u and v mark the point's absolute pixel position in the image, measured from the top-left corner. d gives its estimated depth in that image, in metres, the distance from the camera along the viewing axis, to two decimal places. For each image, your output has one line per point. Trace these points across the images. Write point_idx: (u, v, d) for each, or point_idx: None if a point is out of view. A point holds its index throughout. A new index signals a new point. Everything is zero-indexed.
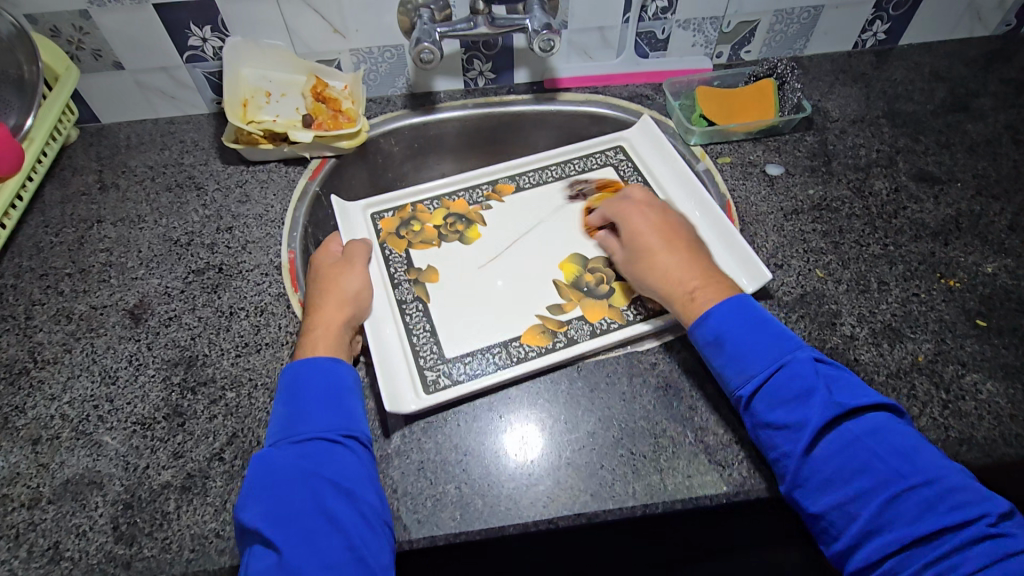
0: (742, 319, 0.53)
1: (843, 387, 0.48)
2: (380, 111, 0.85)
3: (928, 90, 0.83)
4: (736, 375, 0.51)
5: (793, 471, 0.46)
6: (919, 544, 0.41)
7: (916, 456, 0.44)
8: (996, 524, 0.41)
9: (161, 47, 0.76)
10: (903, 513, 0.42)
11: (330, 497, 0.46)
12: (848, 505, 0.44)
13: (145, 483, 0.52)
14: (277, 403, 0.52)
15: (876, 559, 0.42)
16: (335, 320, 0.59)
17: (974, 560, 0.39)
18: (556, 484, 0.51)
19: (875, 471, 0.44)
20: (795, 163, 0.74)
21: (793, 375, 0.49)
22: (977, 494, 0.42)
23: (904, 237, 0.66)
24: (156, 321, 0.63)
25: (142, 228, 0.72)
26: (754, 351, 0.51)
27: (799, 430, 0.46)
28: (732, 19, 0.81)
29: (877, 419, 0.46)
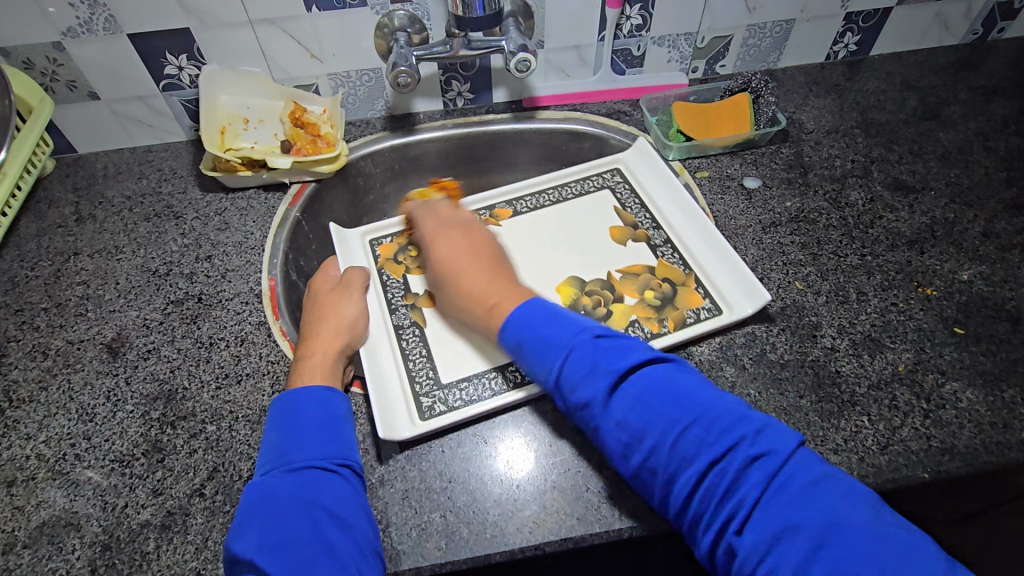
0: (539, 319, 0.51)
1: (612, 353, 0.48)
2: (360, 133, 0.85)
3: (899, 100, 0.84)
4: (543, 367, 0.49)
5: (602, 432, 0.46)
6: (710, 479, 0.41)
7: (693, 395, 0.44)
8: (755, 445, 0.41)
9: (137, 77, 0.76)
10: (687, 453, 0.42)
11: (327, 525, 0.45)
12: (648, 459, 0.43)
13: (123, 523, 0.51)
14: (269, 432, 0.51)
15: (683, 502, 0.41)
16: (332, 347, 0.58)
17: (749, 488, 0.39)
18: (542, 508, 0.50)
19: (656, 420, 0.43)
20: (772, 175, 0.75)
21: (581, 356, 0.48)
22: (735, 417, 0.43)
23: (880, 247, 0.66)
24: (134, 355, 0.62)
25: (120, 260, 0.71)
26: (545, 344, 0.50)
27: (592, 404, 0.46)
28: (706, 35, 0.83)
29: (658, 373, 0.46)
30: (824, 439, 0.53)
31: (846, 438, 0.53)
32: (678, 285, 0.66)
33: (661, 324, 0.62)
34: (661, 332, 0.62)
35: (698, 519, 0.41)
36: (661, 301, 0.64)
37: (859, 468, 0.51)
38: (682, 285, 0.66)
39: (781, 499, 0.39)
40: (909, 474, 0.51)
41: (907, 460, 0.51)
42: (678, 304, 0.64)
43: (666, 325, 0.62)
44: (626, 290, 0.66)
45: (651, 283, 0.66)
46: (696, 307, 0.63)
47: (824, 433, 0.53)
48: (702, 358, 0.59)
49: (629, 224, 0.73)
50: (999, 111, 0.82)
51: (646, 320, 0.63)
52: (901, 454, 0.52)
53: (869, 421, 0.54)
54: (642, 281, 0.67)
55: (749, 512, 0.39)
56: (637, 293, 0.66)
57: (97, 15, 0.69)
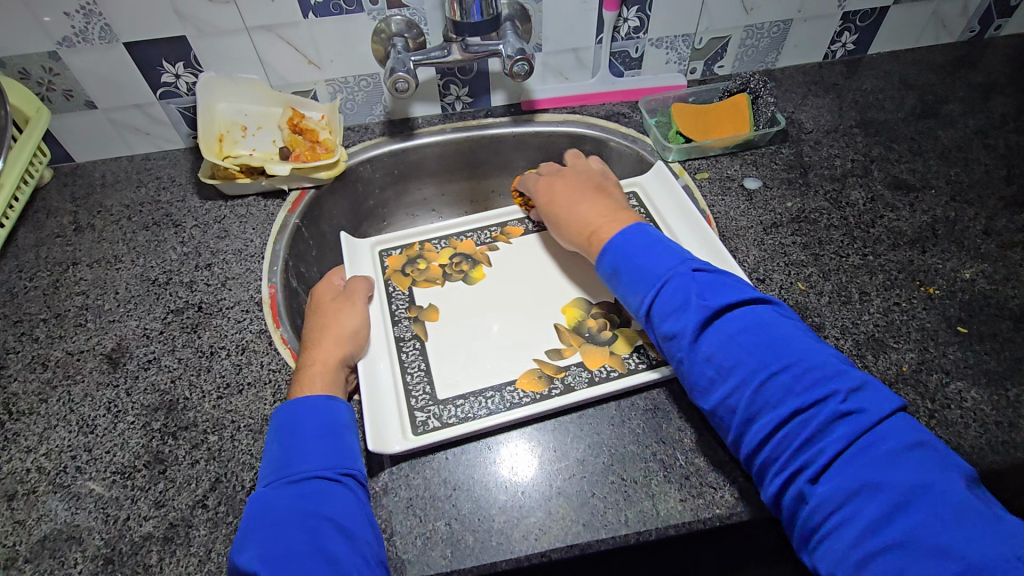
0: (640, 246, 0.56)
1: (714, 289, 0.51)
2: (359, 139, 0.85)
3: (898, 98, 0.84)
4: (636, 296, 0.54)
5: (687, 365, 0.49)
6: (790, 427, 0.43)
7: (792, 344, 0.46)
8: (848, 400, 0.42)
9: (134, 85, 0.76)
10: (771, 398, 0.44)
11: (328, 537, 0.44)
12: (732, 396, 0.46)
13: (126, 535, 0.50)
14: (271, 443, 0.51)
15: (758, 446, 0.44)
16: (332, 357, 0.58)
17: (837, 438, 0.41)
18: (548, 515, 0.50)
19: (746, 363, 0.46)
20: (772, 176, 0.74)
21: (678, 287, 0.51)
22: (832, 370, 0.44)
23: (882, 246, 0.66)
24: (135, 365, 0.61)
25: (119, 269, 0.71)
26: (640, 274, 0.54)
27: (683, 335, 0.49)
28: (703, 36, 0.83)
29: (758, 316, 0.48)
30: None
31: None
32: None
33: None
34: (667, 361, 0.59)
35: (770, 463, 0.44)
36: None
37: None
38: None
39: (861, 455, 0.40)
40: None
41: None
42: None
43: None
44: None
45: None
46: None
47: None
48: None
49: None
50: (998, 109, 0.82)
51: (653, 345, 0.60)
52: None
53: None
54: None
55: (824, 465, 0.41)
56: None
57: (93, 24, 0.69)
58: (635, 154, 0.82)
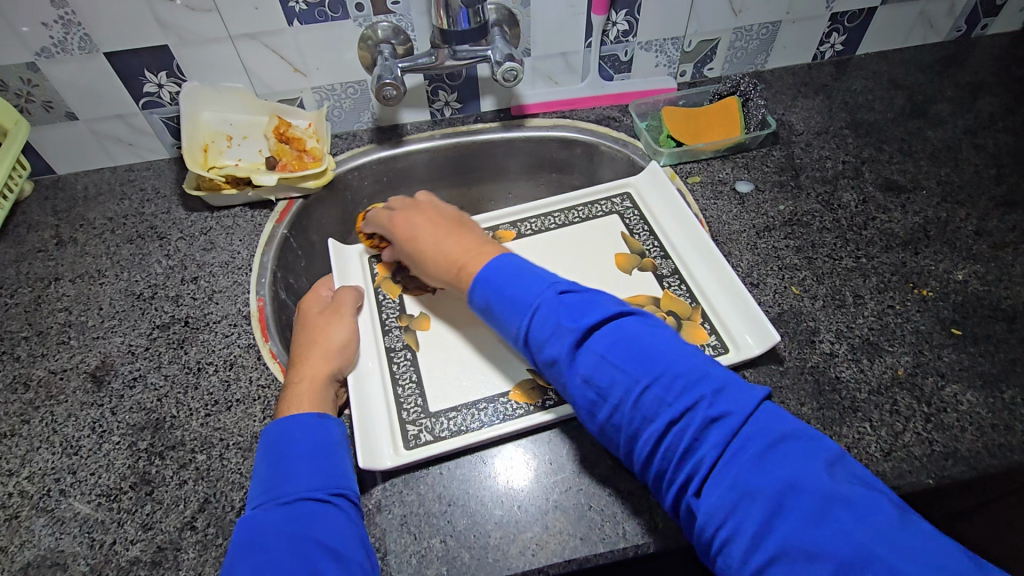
0: (507, 275, 0.50)
1: (581, 307, 0.46)
2: (347, 146, 0.83)
3: (887, 99, 0.84)
4: (513, 322, 0.48)
5: (567, 385, 0.45)
6: (671, 438, 0.40)
7: (654, 355, 0.42)
8: (716, 405, 0.39)
9: (116, 95, 0.74)
10: (648, 412, 0.41)
11: (320, 559, 0.43)
12: (616, 412, 0.42)
13: (112, 560, 0.49)
14: (259, 464, 0.50)
15: (647, 457, 0.41)
16: (320, 372, 0.57)
17: (710, 448, 0.38)
18: (544, 529, 0.49)
19: (618, 380, 0.42)
20: (764, 178, 0.74)
21: (548, 314, 0.46)
22: (696, 374, 0.41)
23: (875, 249, 0.66)
24: (120, 383, 0.60)
25: (103, 284, 0.69)
26: (512, 304, 0.48)
27: (562, 360, 0.44)
28: (693, 39, 0.82)
29: (618, 330, 0.44)
30: None
31: (848, 445, 0.52)
32: (683, 319, 0.63)
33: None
34: None
35: (663, 476, 0.40)
36: None
37: None
38: (687, 320, 0.63)
39: (734, 461, 0.38)
40: (914, 480, 0.50)
41: (911, 466, 0.51)
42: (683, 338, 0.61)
43: None
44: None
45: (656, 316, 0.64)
46: (701, 343, 0.61)
47: None
48: None
49: (635, 252, 0.70)
50: (987, 108, 0.82)
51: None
52: (905, 460, 0.51)
53: (872, 427, 0.53)
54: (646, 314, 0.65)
55: (707, 476, 0.38)
56: None
57: (73, 34, 0.67)
58: (626, 158, 0.81)
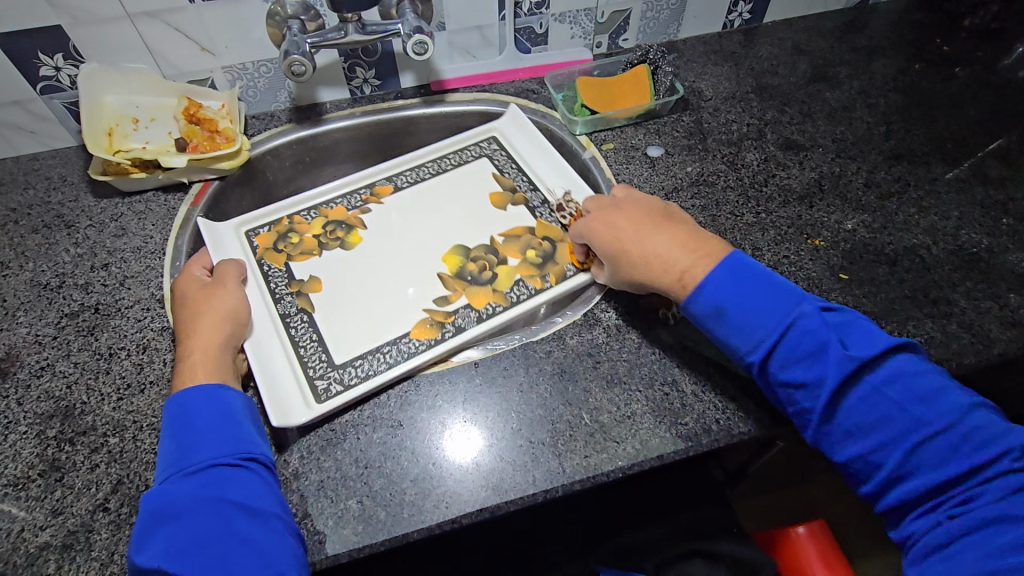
0: (740, 281, 0.52)
1: (857, 336, 0.48)
2: (264, 127, 0.82)
3: (791, 64, 0.88)
4: (743, 343, 0.50)
5: (814, 418, 0.48)
6: (940, 483, 0.43)
7: (939, 399, 0.45)
8: (1014, 460, 0.42)
9: (10, 80, 0.71)
10: (930, 457, 0.44)
11: (238, 518, 0.44)
12: (876, 449, 0.45)
13: (20, 547, 0.48)
14: (163, 438, 0.49)
15: (905, 496, 0.44)
16: (212, 342, 0.56)
17: (991, 495, 0.42)
18: (458, 483, 0.51)
19: (894, 418, 0.45)
20: (673, 143, 0.77)
21: (806, 334, 0.48)
22: (999, 428, 0.44)
23: (774, 204, 0.70)
24: (27, 373, 0.58)
25: (6, 276, 0.67)
26: (753, 317, 0.50)
27: (819, 388, 0.47)
28: (605, 10, 0.84)
29: (898, 365, 0.46)
30: (724, 388, 0.56)
31: (741, 385, 0.56)
32: (556, 241, 0.70)
33: (543, 281, 0.67)
34: (544, 287, 0.66)
35: (916, 507, 0.44)
36: (542, 258, 0.69)
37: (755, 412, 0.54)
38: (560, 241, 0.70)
39: None
40: None
41: None
42: (558, 258, 0.69)
43: (548, 280, 0.67)
44: (510, 252, 0.70)
45: (532, 243, 0.70)
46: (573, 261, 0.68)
47: (722, 383, 0.56)
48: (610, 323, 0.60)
49: (507, 189, 0.76)
50: (880, 70, 0.87)
51: (529, 278, 0.67)
52: None
53: None
54: (523, 243, 0.71)
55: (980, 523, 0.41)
56: (519, 253, 0.69)
57: None
58: (545, 128, 0.83)
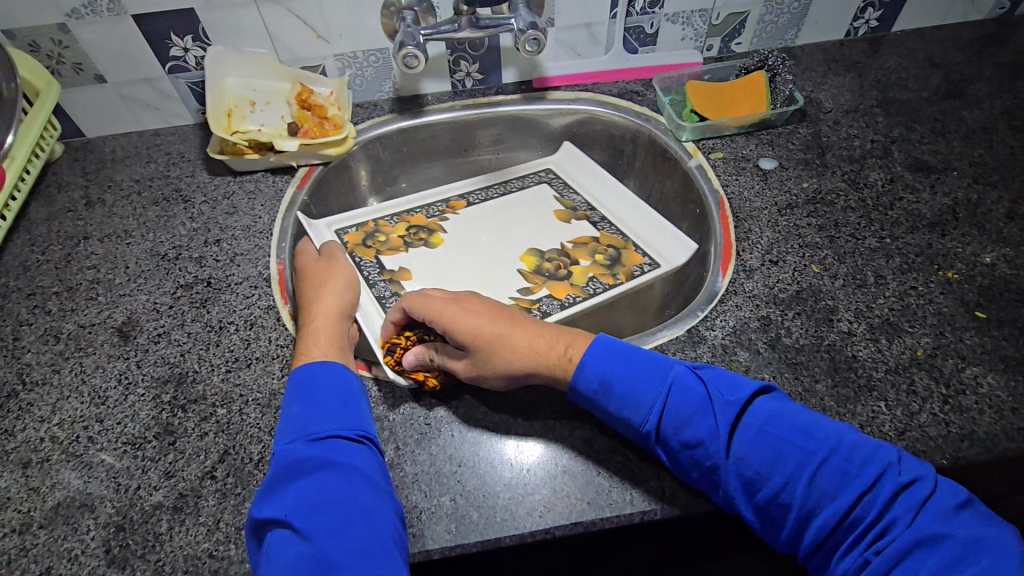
0: (617, 356, 0.51)
1: (727, 385, 0.49)
2: (368, 115, 0.83)
3: (922, 77, 0.81)
4: (635, 411, 0.49)
5: (721, 472, 0.46)
6: (847, 515, 0.42)
7: (816, 429, 0.45)
8: (901, 474, 0.43)
9: (143, 58, 0.75)
10: (828, 488, 0.43)
11: (361, 488, 0.45)
12: (782, 495, 0.44)
13: (136, 504, 0.51)
14: (288, 405, 0.50)
15: (824, 533, 0.42)
16: (334, 309, 0.60)
17: (899, 513, 0.41)
18: (552, 493, 0.50)
19: (787, 457, 0.44)
20: (788, 156, 0.73)
21: (686, 390, 0.49)
22: (871, 445, 0.44)
23: (900, 229, 0.65)
24: (145, 338, 0.62)
25: (129, 244, 0.71)
26: (638, 384, 0.49)
27: (712, 442, 0.46)
28: (721, 11, 0.80)
29: (768, 405, 0.47)
30: None
31: (862, 423, 0.51)
32: (621, 248, 0.75)
33: (615, 278, 0.72)
34: (615, 283, 0.71)
35: (836, 545, 0.43)
36: (610, 261, 0.74)
37: None
38: (623, 248, 0.75)
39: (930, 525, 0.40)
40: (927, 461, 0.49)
41: (925, 446, 0.50)
42: (624, 262, 0.74)
43: (618, 278, 0.72)
44: (579, 255, 0.75)
45: (598, 249, 0.75)
46: (638, 263, 0.73)
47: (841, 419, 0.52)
48: (716, 342, 0.57)
49: (568, 207, 0.81)
50: None
51: (602, 275, 0.72)
52: (919, 440, 0.50)
53: (887, 406, 0.52)
54: (591, 248, 0.75)
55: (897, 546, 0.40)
56: (588, 256, 0.74)
57: None
58: (649, 133, 0.80)
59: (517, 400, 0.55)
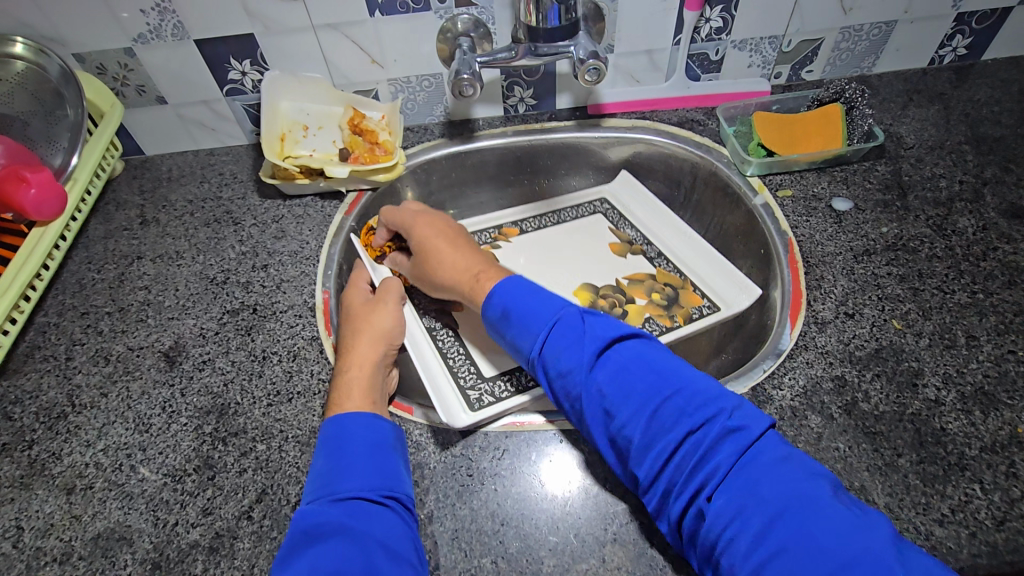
0: (522, 291, 0.54)
1: (604, 325, 0.50)
2: (418, 140, 0.82)
3: (1017, 111, 0.74)
4: (526, 338, 0.51)
5: (584, 402, 0.46)
6: (680, 453, 0.42)
7: (670, 374, 0.45)
8: (731, 423, 0.42)
9: (203, 82, 0.76)
10: (664, 424, 0.43)
11: (379, 557, 0.42)
12: (625, 428, 0.44)
13: (173, 542, 0.50)
14: (315, 460, 0.49)
15: (656, 473, 0.42)
16: (368, 362, 0.57)
17: (724, 458, 0.40)
18: (601, 563, 0.46)
19: (635, 396, 0.44)
20: (865, 196, 0.67)
21: (567, 327, 0.49)
22: (716, 393, 0.44)
23: (995, 284, 0.59)
24: (190, 365, 0.62)
25: (180, 266, 0.71)
26: (531, 316, 0.51)
27: (572, 371, 0.47)
28: (793, 38, 0.76)
29: (634, 347, 0.48)
30: (927, 508, 0.46)
31: (954, 508, 0.46)
32: (678, 287, 0.72)
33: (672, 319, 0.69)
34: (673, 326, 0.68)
35: (667, 490, 0.42)
36: (667, 301, 0.71)
37: (969, 546, 0.44)
38: (682, 287, 0.72)
39: (752, 471, 0.39)
40: None
41: None
42: (682, 302, 0.70)
43: (676, 319, 0.69)
44: (635, 293, 0.72)
45: (655, 287, 0.72)
46: (696, 305, 0.70)
47: (929, 502, 0.46)
48: (784, 404, 0.52)
49: (625, 240, 0.78)
50: None
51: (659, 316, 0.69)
52: (1022, 532, 0.44)
53: (982, 490, 0.47)
54: (647, 286, 0.73)
55: (716, 487, 0.40)
56: (645, 295, 0.72)
57: (166, 21, 0.69)
58: (710, 165, 0.76)
59: (565, 452, 0.52)
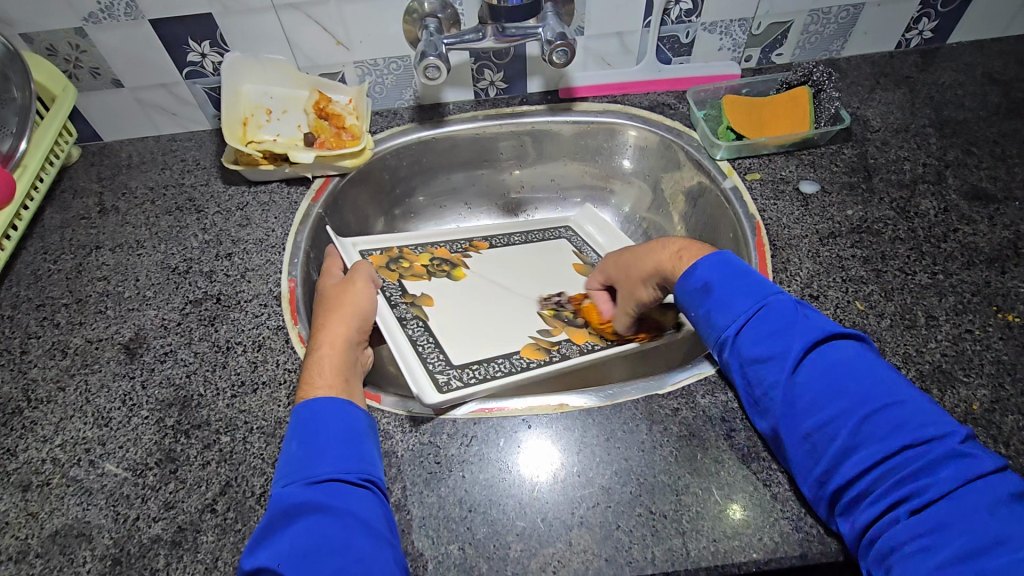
0: (730, 273, 0.51)
1: (820, 322, 0.47)
2: (387, 124, 0.81)
3: (980, 95, 0.76)
4: (723, 316, 0.49)
5: (774, 394, 0.45)
6: (898, 467, 0.40)
7: (892, 384, 0.43)
8: (965, 447, 0.40)
9: (161, 65, 0.74)
10: (876, 432, 0.41)
11: (360, 538, 0.42)
12: (829, 425, 0.42)
13: (134, 536, 0.49)
14: (287, 444, 0.48)
15: (854, 476, 0.41)
16: (338, 337, 0.57)
17: (946, 477, 0.38)
18: (568, 546, 0.46)
19: (846, 398, 0.42)
20: (832, 179, 0.68)
21: (775, 313, 0.48)
22: (937, 418, 0.41)
23: (955, 264, 0.60)
24: (151, 356, 0.60)
25: (140, 255, 0.69)
26: (727, 299, 0.50)
27: (778, 360, 0.45)
28: (763, 21, 0.75)
29: (852, 351, 0.45)
30: None
31: None
32: None
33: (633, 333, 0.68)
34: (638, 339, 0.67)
35: (861, 495, 0.41)
36: None
37: None
38: None
39: (973, 502, 0.37)
40: None
41: None
42: None
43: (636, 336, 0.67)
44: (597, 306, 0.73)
45: None
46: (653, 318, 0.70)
47: None
48: None
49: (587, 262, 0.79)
50: None
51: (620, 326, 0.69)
52: None
53: None
54: None
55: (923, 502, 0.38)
56: None
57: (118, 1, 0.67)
58: (680, 148, 0.75)
59: (535, 437, 0.52)
